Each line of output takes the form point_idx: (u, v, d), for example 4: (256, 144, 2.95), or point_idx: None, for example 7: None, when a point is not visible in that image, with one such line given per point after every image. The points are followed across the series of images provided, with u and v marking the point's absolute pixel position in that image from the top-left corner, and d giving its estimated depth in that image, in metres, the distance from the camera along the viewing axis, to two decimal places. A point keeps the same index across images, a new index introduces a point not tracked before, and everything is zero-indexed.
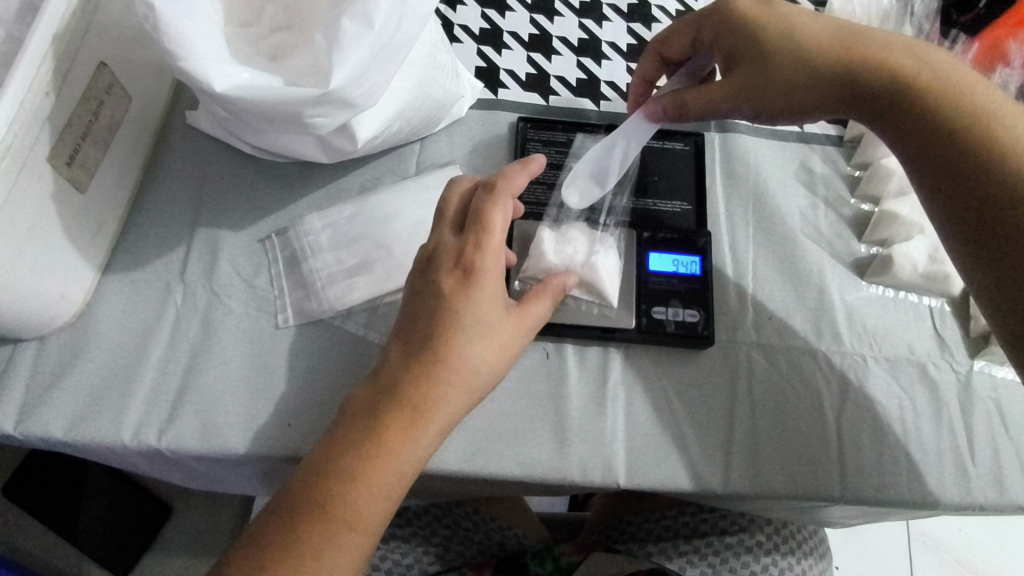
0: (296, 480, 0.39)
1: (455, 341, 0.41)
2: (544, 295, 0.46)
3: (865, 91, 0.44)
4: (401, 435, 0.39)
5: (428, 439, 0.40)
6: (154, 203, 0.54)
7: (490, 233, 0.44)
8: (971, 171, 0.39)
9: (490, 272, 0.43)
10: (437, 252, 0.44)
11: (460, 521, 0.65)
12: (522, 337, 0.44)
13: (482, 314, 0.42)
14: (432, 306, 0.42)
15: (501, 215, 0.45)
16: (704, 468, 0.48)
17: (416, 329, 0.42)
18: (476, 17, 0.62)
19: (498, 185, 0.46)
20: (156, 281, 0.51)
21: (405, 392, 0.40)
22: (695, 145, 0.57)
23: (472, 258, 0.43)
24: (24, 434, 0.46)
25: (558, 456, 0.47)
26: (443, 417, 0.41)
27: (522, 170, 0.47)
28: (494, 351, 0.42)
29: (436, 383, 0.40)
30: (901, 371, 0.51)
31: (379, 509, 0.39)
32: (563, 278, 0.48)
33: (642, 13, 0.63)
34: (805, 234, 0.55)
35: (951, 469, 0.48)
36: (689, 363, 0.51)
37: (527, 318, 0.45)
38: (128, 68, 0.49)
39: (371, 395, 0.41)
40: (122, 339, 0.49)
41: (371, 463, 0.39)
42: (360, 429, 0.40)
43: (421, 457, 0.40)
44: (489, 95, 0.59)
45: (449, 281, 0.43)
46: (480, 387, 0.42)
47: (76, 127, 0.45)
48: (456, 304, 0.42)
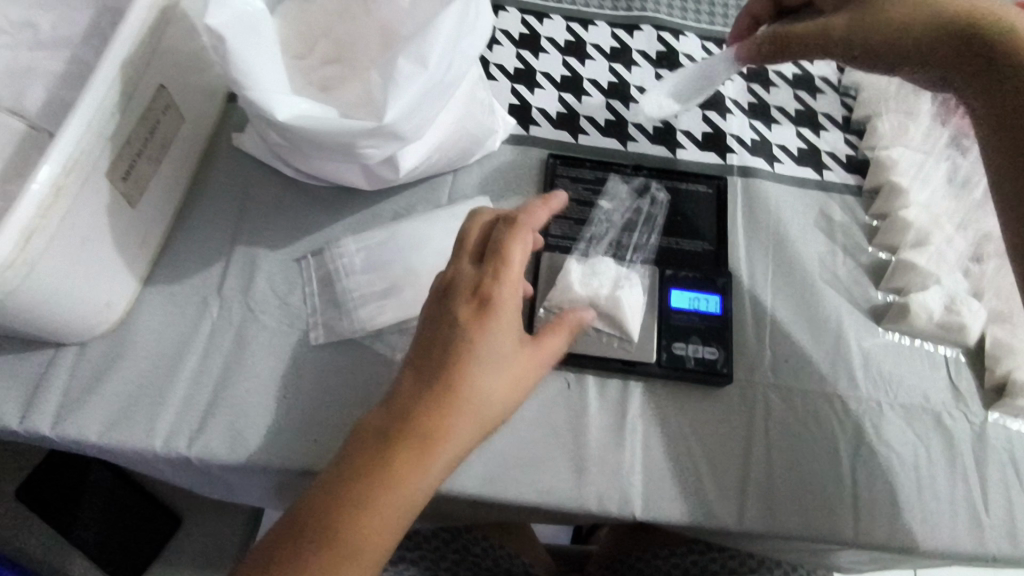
0: (298, 511, 0.38)
1: (470, 372, 0.42)
2: (561, 329, 0.48)
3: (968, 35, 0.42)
4: (411, 465, 0.39)
5: (439, 470, 0.40)
6: (196, 219, 0.56)
7: (509, 265, 0.45)
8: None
9: (508, 303, 0.44)
10: (456, 282, 0.45)
11: (469, 547, 0.66)
12: (535, 370, 0.45)
13: (498, 345, 0.43)
14: (447, 336, 0.43)
15: (522, 249, 0.46)
16: (720, 505, 0.48)
17: (430, 357, 0.43)
18: (512, 57, 0.64)
19: (520, 219, 0.47)
20: (194, 295, 0.53)
21: (419, 421, 0.40)
22: (718, 189, 0.59)
23: (490, 290, 0.44)
24: (59, 437, 0.48)
25: (576, 485, 0.48)
26: (452, 448, 0.40)
27: (542, 206, 0.49)
28: (508, 384, 0.43)
29: (451, 412, 0.41)
30: (915, 417, 0.52)
31: (387, 536, 0.38)
32: (582, 313, 0.49)
33: (670, 60, 0.65)
34: (823, 279, 0.57)
35: (965, 518, 0.49)
36: (707, 400, 0.52)
37: (541, 351, 0.45)
38: (183, 91, 0.52)
39: (382, 420, 0.40)
40: (159, 348, 0.51)
41: (379, 490, 0.38)
42: (367, 458, 0.39)
43: (428, 487, 0.40)
44: (521, 131, 0.61)
45: (466, 309, 0.43)
46: (492, 419, 0.42)
47: (134, 145, 0.47)
48: (473, 335, 0.42)
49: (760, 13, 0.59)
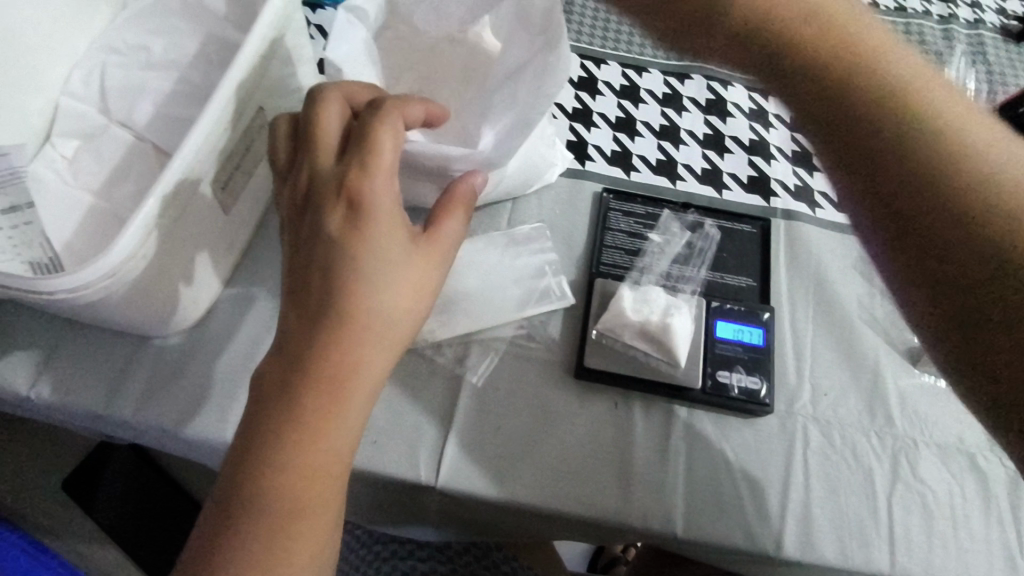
0: (237, 458, 0.40)
1: (357, 293, 0.40)
2: (454, 211, 0.45)
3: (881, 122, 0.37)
4: (333, 406, 0.39)
5: (359, 406, 0.41)
6: (274, 230, 0.61)
7: (377, 158, 0.42)
8: (953, 198, 0.34)
9: (386, 206, 0.42)
10: (320, 187, 0.42)
11: (500, 564, 0.71)
12: (437, 267, 0.44)
13: (382, 258, 0.41)
14: (324, 253, 0.41)
15: (391, 137, 0.42)
16: (759, 529, 0.50)
17: (309, 284, 0.41)
18: (570, 97, 0.69)
19: (388, 104, 0.43)
20: (269, 299, 0.57)
21: (309, 362, 0.39)
22: (762, 229, 0.62)
23: (360, 195, 0.41)
24: (143, 421, 0.51)
25: (621, 500, 0.50)
26: (368, 381, 0.41)
27: (418, 100, 0.45)
28: (406, 297, 0.42)
29: (343, 341, 0.40)
30: (951, 458, 0.53)
31: (334, 464, 0.40)
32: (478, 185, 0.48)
33: (718, 107, 0.70)
34: (861, 320, 0.59)
35: (999, 560, 0.50)
36: (749, 428, 0.54)
37: (438, 244, 0.44)
38: (276, 112, 0.57)
39: (280, 368, 0.40)
40: (236, 346, 0.55)
41: (318, 423, 0.39)
42: (293, 397, 0.39)
43: (358, 423, 0.41)
44: (577, 166, 0.66)
45: (336, 221, 0.41)
46: (404, 336, 0.43)
47: (233, 159, 0.52)
48: (353, 247, 0.40)
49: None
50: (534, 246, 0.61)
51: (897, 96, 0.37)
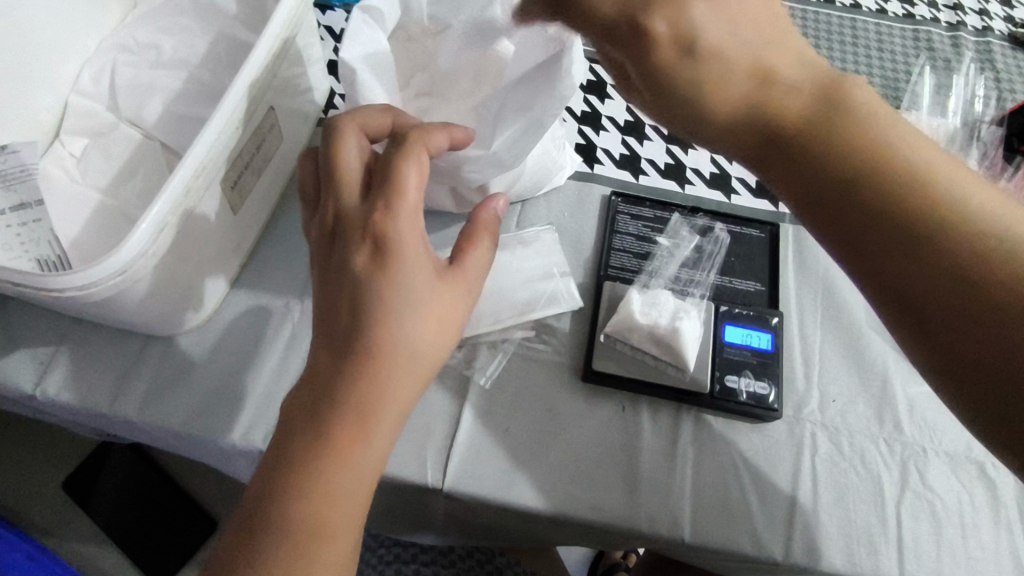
0: (257, 490, 0.38)
1: (386, 324, 0.39)
2: (477, 242, 0.46)
3: (876, 220, 0.33)
4: (358, 447, 0.38)
5: (387, 439, 0.40)
6: (281, 229, 0.61)
7: (402, 192, 0.40)
8: (965, 300, 0.31)
9: (411, 237, 0.40)
10: (344, 223, 0.41)
11: (503, 570, 0.70)
12: (465, 295, 0.44)
13: (411, 294, 0.40)
14: (353, 287, 0.40)
15: (415, 169, 0.41)
16: (767, 535, 0.50)
17: (336, 320, 0.40)
18: (579, 100, 0.69)
19: (410, 137, 0.42)
20: (276, 299, 0.57)
21: (336, 396, 0.38)
22: (771, 234, 0.62)
23: (385, 230, 0.40)
24: (149, 420, 0.51)
25: (629, 504, 0.50)
26: (394, 417, 0.40)
27: (441, 127, 0.44)
28: (432, 330, 0.41)
29: (373, 381, 0.39)
30: (960, 466, 0.53)
31: (355, 510, 0.39)
32: (495, 204, 0.48)
33: None
34: (870, 326, 0.59)
35: (1007, 568, 0.50)
36: (757, 432, 0.54)
37: (465, 273, 0.44)
38: (285, 113, 0.57)
39: (307, 400, 0.39)
40: (244, 346, 0.55)
41: (337, 468, 0.38)
42: (319, 436, 0.38)
43: (380, 461, 0.40)
44: (586, 169, 0.65)
45: (362, 257, 0.40)
46: (431, 367, 0.42)
47: (243, 159, 0.52)
48: (381, 281, 0.39)
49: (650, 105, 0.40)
50: (541, 250, 0.60)
51: (911, 199, 0.33)
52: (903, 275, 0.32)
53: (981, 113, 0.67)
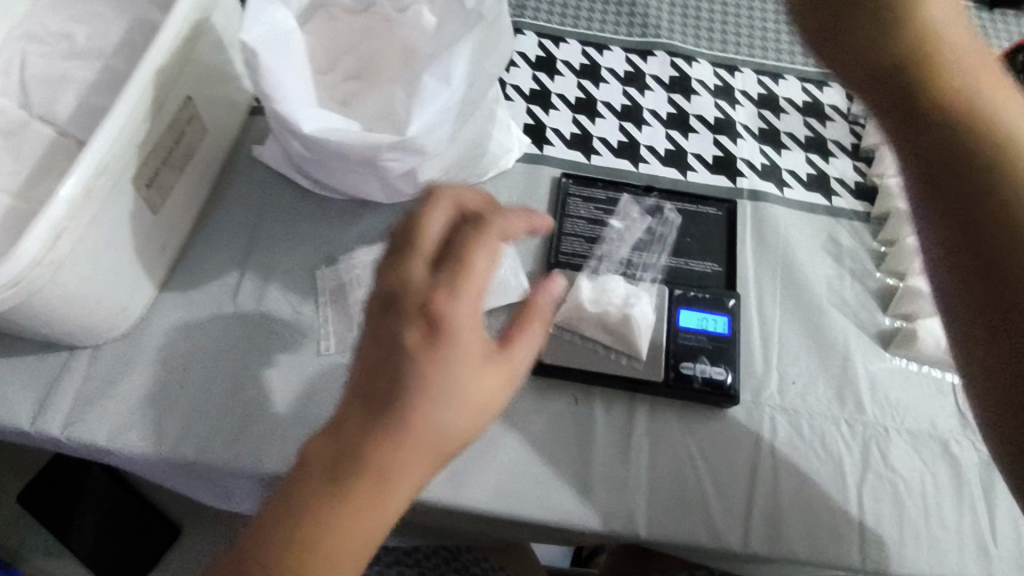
0: (245, 546, 0.32)
1: (425, 402, 0.34)
2: (534, 318, 0.39)
3: (926, 125, 0.32)
4: (347, 520, 0.32)
5: (389, 514, 0.33)
6: (213, 228, 0.57)
7: (469, 274, 0.36)
8: (997, 220, 0.29)
9: (465, 325, 0.35)
10: (399, 298, 0.35)
11: (469, 566, 0.67)
12: (508, 385, 0.37)
13: (458, 373, 0.35)
14: (388, 361, 0.34)
15: (484, 257, 0.36)
16: (725, 526, 0.48)
17: (375, 389, 0.34)
18: (528, 78, 0.66)
19: (489, 223, 0.38)
20: (209, 302, 0.54)
21: (357, 458, 0.32)
22: (728, 212, 0.60)
23: (442, 310, 0.35)
24: (72, 436, 0.48)
25: (582, 500, 0.48)
26: (404, 497, 0.33)
27: (520, 215, 0.40)
28: (467, 415, 0.35)
29: (393, 450, 0.33)
30: (923, 444, 0.52)
31: None
32: (552, 288, 0.41)
33: (682, 85, 0.67)
34: (831, 303, 0.57)
35: (971, 547, 0.48)
36: (714, 419, 0.52)
37: (515, 363, 0.37)
38: (207, 103, 0.54)
39: (324, 456, 0.33)
40: (174, 354, 0.52)
41: (314, 547, 0.32)
42: (315, 497, 0.32)
43: (372, 545, 0.33)
44: (535, 150, 0.62)
45: (414, 333, 0.34)
46: (449, 451, 0.35)
47: (159, 154, 0.49)
48: (426, 361, 0.34)
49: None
50: None
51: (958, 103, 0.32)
52: (936, 175, 0.31)
53: None
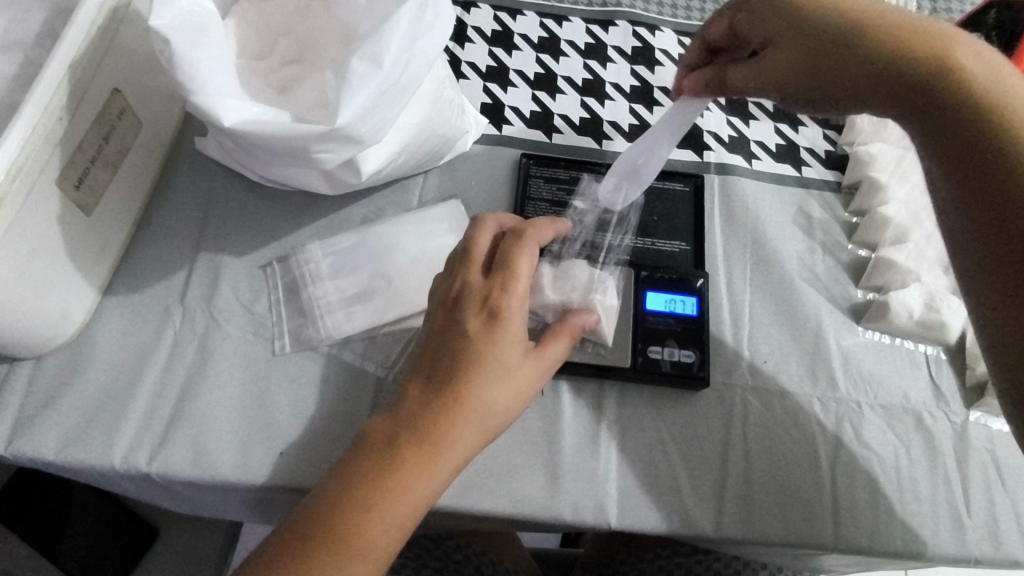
0: (312, 501, 0.38)
1: (472, 383, 0.40)
2: (563, 334, 0.46)
3: (950, 119, 0.36)
4: (414, 472, 0.38)
5: (439, 479, 0.39)
6: (157, 226, 0.55)
7: (516, 278, 0.43)
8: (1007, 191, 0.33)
9: (516, 315, 0.42)
10: (463, 294, 0.43)
11: (451, 554, 0.62)
12: (540, 378, 0.43)
13: (504, 359, 0.41)
14: (453, 346, 0.41)
15: (528, 261, 0.44)
16: (697, 512, 0.47)
17: (436, 367, 0.41)
18: (484, 54, 0.63)
19: (528, 233, 0.46)
20: (155, 304, 0.51)
21: (419, 426, 0.39)
22: (694, 187, 0.58)
23: (498, 303, 0.42)
24: (13, 454, 0.46)
25: (551, 494, 0.47)
26: (453, 460, 0.39)
27: (548, 223, 0.48)
28: (511, 396, 0.41)
29: (452, 420, 0.39)
30: (896, 418, 0.51)
31: (388, 543, 0.37)
32: (583, 320, 0.47)
33: (645, 55, 0.64)
34: (801, 278, 0.56)
35: (946, 520, 0.48)
36: (684, 403, 0.51)
37: (546, 358, 0.44)
38: (140, 94, 0.50)
39: (387, 427, 0.40)
40: (119, 361, 0.49)
41: (382, 496, 0.37)
42: (376, 460, 0.38)
43: (430, 497, 0.39)
44: (494, 131, 0.60)
45: (474, 323, 0.42)
46: (496, 427, 0.41)
47: (87, 151, 0.46)
48: (481, 346, 0.41)
49: (696, 63, 0.52)
50: (422, 234, 0.55)
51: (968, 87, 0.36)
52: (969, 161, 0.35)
53: None
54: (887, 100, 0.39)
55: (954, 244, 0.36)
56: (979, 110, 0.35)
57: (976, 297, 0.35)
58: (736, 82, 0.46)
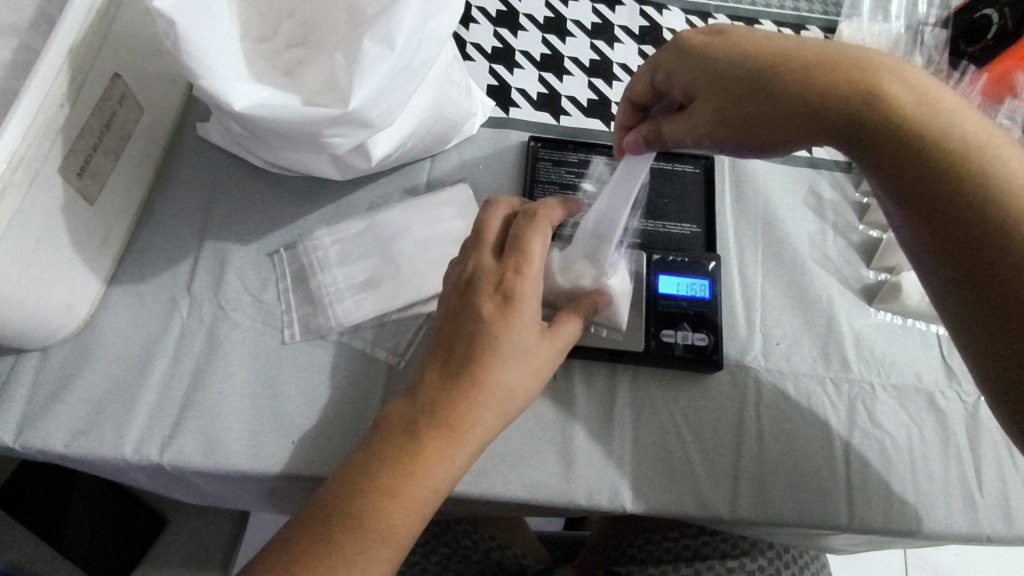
0: (334, 487, 0.38)
1: (489, 367, 0.39)
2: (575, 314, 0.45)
3: (893, 160, 0.36)
4: (436, 455, 0.38)
5: (461, 461, 0.39)
6: (161, 214, 0.54)
7: (530, 258, 0.42)
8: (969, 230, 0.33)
9: (530, 299, 0.41)
10: (476, 276, 0.42)
11: (460, 539, 0.62)
12: (556, 358, 0.43)
13: (521, 340, 0.41)
14: (468, 331, 0.40)
15: (541, 241, 0.43)
16: (711, 494, 0.47)
17: (453, 350, 0.40)
18: (489, 35, 0.62)
19: (539, 211, 0.44)
20: (162, 294, 0.51)
21: (437, 413, 0.38)
22: (704, 168, 0.57)
23: (512, 285, 0.41)
24: (22, 447, 0.45)
25: (565, 479, 0.47)
26: (475, 442, 0.39)
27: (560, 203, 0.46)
28: (529, 376, 0.41)
29: (472, 404, 0.39)
30: (909, 399, 0.51)
31: (412, 525, 0.37)
32: (595, 299, 0.47)
33: (653, 35, 0.63)
34: (813, 259, 0.56)
35: (958, 499, 0.48)
36: (698, 386, 0.50)
37: (560, 338, 0.43)
38: (141, 80, 0.49)
39: (405, 413, 0.39)
40: (126, 351, 0.49)
41: (404, 481, 0.37)
42: (396, 446, 0.38)
43: (452, 478, 0.39)
44: (500, 114, 0.59)
45: (488, 307, 0.41)
46: (515, 409, 0.41)
47: (89, 139, 0.45)
48: (496, 330, 0.40)
49: (631, 123, 0.50)
50: (430, 218, 0.54)
51: (901, 125, 0.35)
52: (927, 202, 0.34)
53: (926, 14, 0.62)
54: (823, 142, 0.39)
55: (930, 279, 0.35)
56: (913, 145, 0.35)
57: (959, 334, 0.34)
58: (674, 138, 0.44)
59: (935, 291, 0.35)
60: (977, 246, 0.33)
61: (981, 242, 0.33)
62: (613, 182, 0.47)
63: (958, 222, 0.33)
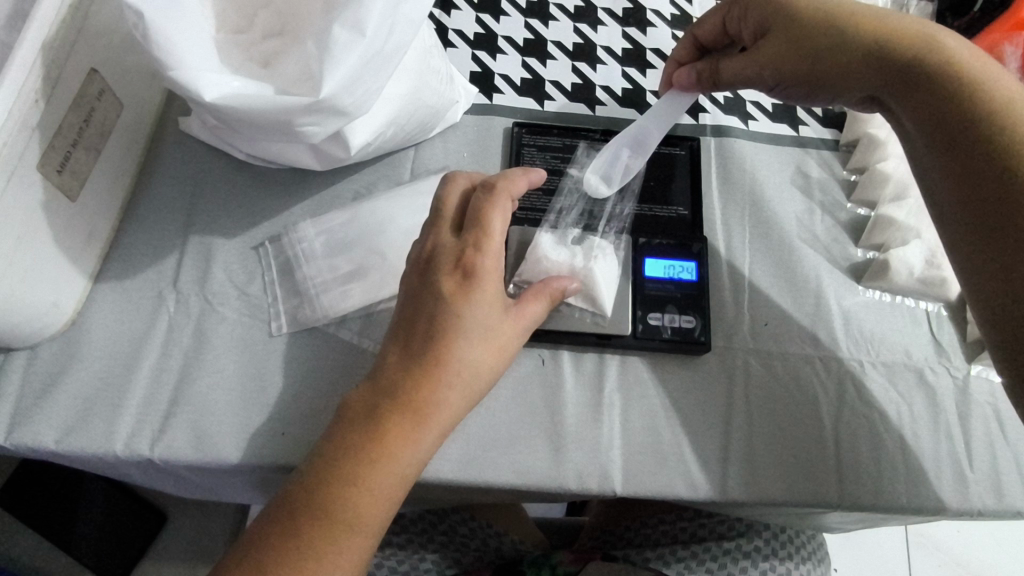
0: (302, 477, 0.38)
1: (451, 345, 0.40)
2: (540, 296, 0.45)
3: (939, 96, 0.41)
4: (401, 437, 0.38)
5: (427, 443, 0.39)
6: (146, 210, 0.54)
7: (489, 233, 0.43)
8: (982, 164, 0.38)
9: (492, 274, 0.42)
10: (436, 254, 0.43)
11: (457, 528, 0.63)
12: (522, 336, 0.43)
13: (482, 317, 0.41)
14: (429, 310, 0.41)
15: (501, 216, 0.44)
16: (701, 475, 0.47)
17: (414, 332, 0.41)
18: (471, 22, 0.61)
19: (495, 186, 0.45)
20: (148, 290, 0.51)
21: (399, 394, 0.39)
22: (690, 151, 0.57)
23: (472, 262, 0.42)
24: (13, 445, 0.45)
25: (554, 464, 0.47)
26: (442, 423, 0.39)
27: (521, 175, 0.47)
28: (492, 354, 0.41)
29: (435, 384, 0.39)
30: (898, 376, 0.51)
31: (380, 511, 0.37)
32: (563, 282, 0.47)
33: (637, 17, 0.63)
34: (801, 239, 0.55)
35: (949, 473, 0.48)
36: (685, 369, 0.50)
37: (526, 316, 0.44)
38: (119, 75, 0.49)
39: (368, 397, 0.39)
40: (114, 348, 0.49)
41: (369, 466, 0.37)
42: (361, 430, 0.38)
43: (420, 461, 0.39)
44: (483, 101, 0.59)
45: (449, 283, 0.41)
46: (482, 386, 0.41)
47: (68, 135, 0.44)
48: (457, 306, 0.41)
49: (686, 60, 0.55)
50: (415, 206, 0.54)
51: (949, 73, 0.41)
52: (953, 138, 0.39)
53: None
54: (872, 82, 0.44)
55: (938, 209, 0.41)
56: (955, 89, 0.40)
57: (968, 273, 0.39)
58: (729, 73, 0.51)
59: (944, 224, 0.40)
60: (984, 189, 0.37)
61: (990, 182, 0.37)
62: (653, 113, 0.54)
63: (973, 157, 0.38)
